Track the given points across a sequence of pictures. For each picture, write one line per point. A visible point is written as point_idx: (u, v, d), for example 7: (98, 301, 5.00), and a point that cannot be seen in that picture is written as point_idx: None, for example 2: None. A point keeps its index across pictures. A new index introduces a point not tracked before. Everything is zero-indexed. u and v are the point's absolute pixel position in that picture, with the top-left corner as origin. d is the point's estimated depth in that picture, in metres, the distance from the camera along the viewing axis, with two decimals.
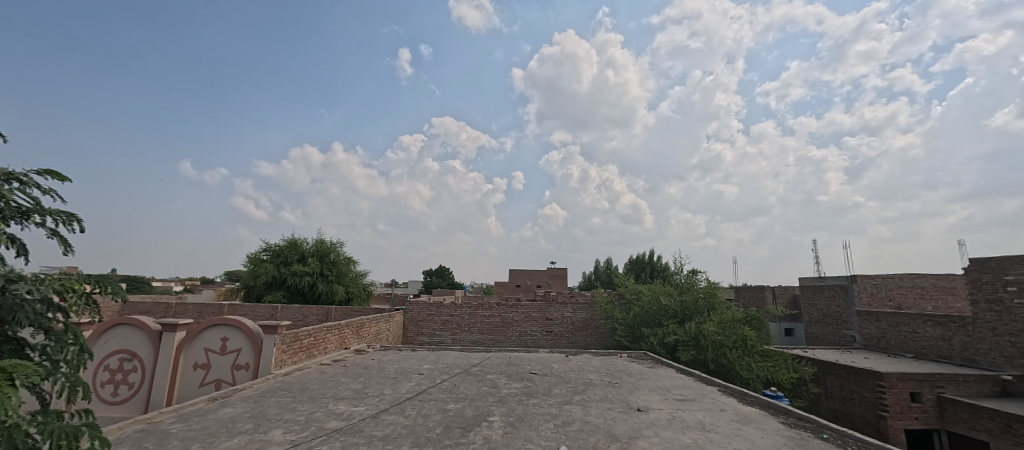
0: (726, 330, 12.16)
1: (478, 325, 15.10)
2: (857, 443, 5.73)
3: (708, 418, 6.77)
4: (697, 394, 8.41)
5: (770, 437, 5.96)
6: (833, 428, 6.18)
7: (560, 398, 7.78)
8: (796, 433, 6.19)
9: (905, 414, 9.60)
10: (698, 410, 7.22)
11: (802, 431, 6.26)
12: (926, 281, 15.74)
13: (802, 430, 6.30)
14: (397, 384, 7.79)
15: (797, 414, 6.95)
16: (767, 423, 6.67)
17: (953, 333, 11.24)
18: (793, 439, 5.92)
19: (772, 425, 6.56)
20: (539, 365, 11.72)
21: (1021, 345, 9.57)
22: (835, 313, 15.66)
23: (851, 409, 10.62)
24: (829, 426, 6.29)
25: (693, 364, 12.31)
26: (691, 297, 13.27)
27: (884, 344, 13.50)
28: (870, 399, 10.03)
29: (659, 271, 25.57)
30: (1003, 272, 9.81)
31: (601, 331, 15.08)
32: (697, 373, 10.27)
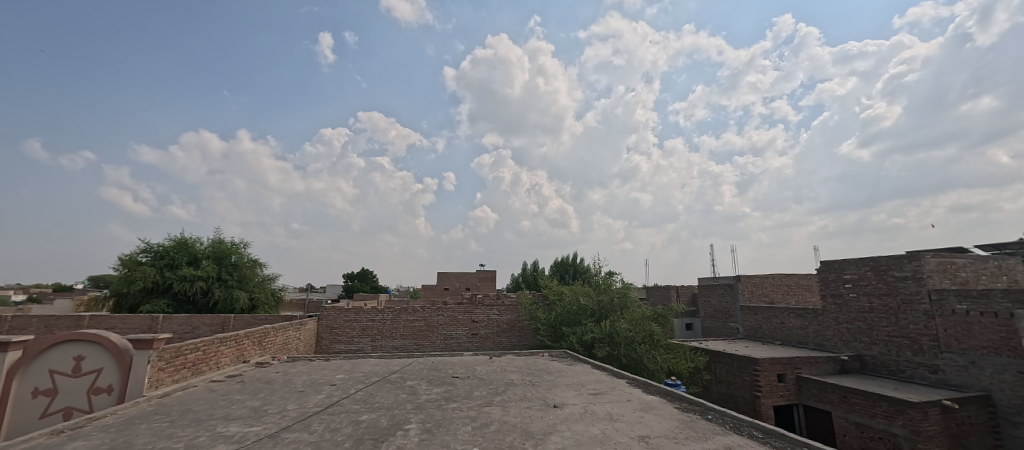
0: (636, 327, 13.12)
1: (401, 330, 14.50)
2: (733, 422, 6.53)
3: (615, 409, 7.22)
4: (608, 388, 8.91)
5: (666, 422, 6.52)
6: (715, 409, 6.98)
7: (480, 401, 7.75)
8: (687, 416, 6.86)
9: (774, 392, 11.16)
10: (606, 402, 7.66)
11: (690, 413, 6.97)
12: (793, 280, 18.47)
13: (691, 413, 7.01)
14: (303, 398, 7.16)
15: (688, 399, 7.73)
16: (664, 408, 7.32)
17: (808, 322, 13.33)
18: (683, 422, 6.55)
19: (668, 410, 7.21)
20: (461, 368, 11.67)
21: (853, 330, 11.65)
22: (725, 308, 17.74)
23: (734, 392, 12.07)
24: (713, 407, 7.10)
25: (608, 359, 13.08)
26: (607, 297, 14.09)
27: (760, 334, 15.55)
28: (748, 381, 11.49)
29: (582, 272, 26.81)
30: (843, 271, 11.94)
31: (525, 332, 15.40)
32: (609, 368, 10.92)
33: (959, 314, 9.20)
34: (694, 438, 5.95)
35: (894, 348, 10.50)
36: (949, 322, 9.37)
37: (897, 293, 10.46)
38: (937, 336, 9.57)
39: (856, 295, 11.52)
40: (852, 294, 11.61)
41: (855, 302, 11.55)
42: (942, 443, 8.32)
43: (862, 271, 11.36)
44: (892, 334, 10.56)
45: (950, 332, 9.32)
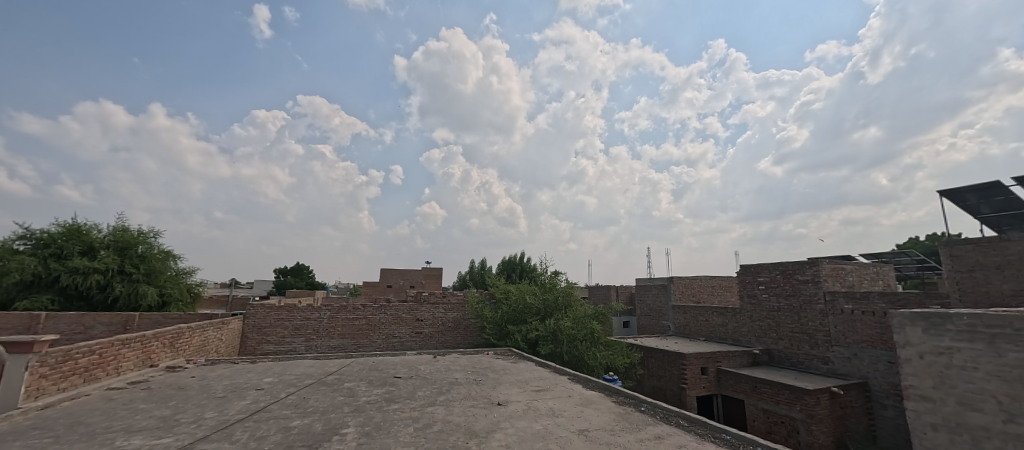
0: (579, 325, 13.45)
1: (339, 329, 13.72)
2: (663, 412, 6.98)
3: (557, 404, 7.32)
4: (551, 384, 9.03)
5: (604, 415, 6.74)
6: (648, 401, 7.38)
7: (423, 401, 7.51)
8: (622, 408, 7.18)
9: (698, 384, 11.99)
10: (549, 398, 7.75)
11: (625, 406, 7.31)
12: (718, 281, 19.96)
13: (626, 405, 7.34)
14: (224, 404, 6.49)
15: (623, 393, 8.08)
16: (603, 402, 7.55)
17: (727, 321, 14.50)
18: (618, 414, 6.84)
19: (606, 404, 7.46)
20: (399, 368, 11.25)
21: (764, 327, 12.90)
22: (659, 307, 18.75)
23: (664, 385, 12.79)
24: (646, 399, 7.51)
25: (551, 356, 13.31)
26: (552, 296, 14.30)
27: (688, 331, 16.55)
28: (676, 375, 12.22)
29: (528, 271, 27.08)
30: (758, 274, 13.30)
31: (471, 330, 15.23)
32: (552, 365, 11.12)
33: (846, 312, 10.74)
34: (628, 428, 6.25)
35: (795, 342, 11.96)
36: (839, 319, 10.89)
37: (800, 294, 11.88)
38: (829, 332, 11.07)
39: (768, 295, 12.86)
40: (765, 295, 12.96)
41: (765, 301, 12.91)
42: (831, 424, 9.59)
43: (773, 275, 12.75)
44: (795, 331, 12.00)
45: (839, 329, 10.83)
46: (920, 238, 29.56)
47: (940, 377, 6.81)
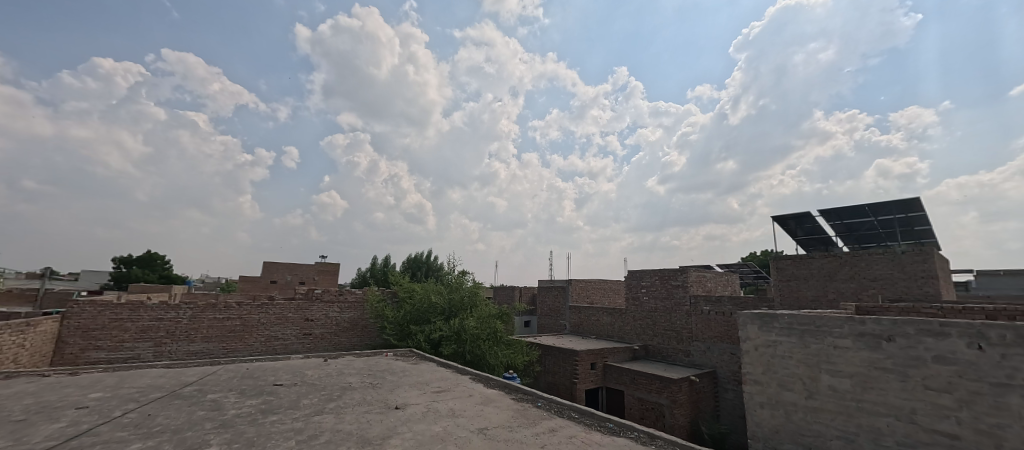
0: (483, 325, 13.27)
1: (204, 330, 11.62)
2: (557, 406, 7.27)
3: (458, 405, 6.98)
4: (453, 385, 8.64)
5: (503, 413, 6.62)
6: (545, 397, 7.60)
7: (308, 410, 6.56)
8: (521, 405, 7.22)
9: (587, 378, 12.65)
10: (450, 399, 7.38)
11: (524, 402, 7.37)
12: (610, 284, 21.52)
13: (524, 402, 7.43)
14: (23, 430, 4.86)
15: (523, 390, 8.08)
16: (503, 400, 7.42)
17: (615, 320, 15.69)
18: (517, 411, 6.82)
19: (505, 401, 7.35)
20: (270, 375, 9.70)
21: (645, 324, 14.36)
22: (556, 307, 19.54)
23: (557, 381, 13.26)
24: (543, 395, 7.69)
25: (453, 356, 12.93)
26: (458, 295, 13.90)
27: (582, 330, 17.47)
28: (569, 371, 12.74)
29: (434, 270, 26.26)
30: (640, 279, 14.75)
31: (369, 331, 14.10)
32: (454, 365, 10.72)
33: (704, 312, 12.53)
34: (525, 423, 6.21)
35: (664, 338, 13.62)
36: (698, 318, 12.63)
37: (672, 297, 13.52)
38: (691, 329, 12.80)
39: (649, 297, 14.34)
40: (646, 297, 14.65)
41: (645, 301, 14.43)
42: (688, 407, 10.92)
43: (652, 280, 14.49)
44: (666, 328, 13.61)
45: (699, 326, 12.53)
46: (756, 253, 35.96)
47: (766, 364, 7.97)
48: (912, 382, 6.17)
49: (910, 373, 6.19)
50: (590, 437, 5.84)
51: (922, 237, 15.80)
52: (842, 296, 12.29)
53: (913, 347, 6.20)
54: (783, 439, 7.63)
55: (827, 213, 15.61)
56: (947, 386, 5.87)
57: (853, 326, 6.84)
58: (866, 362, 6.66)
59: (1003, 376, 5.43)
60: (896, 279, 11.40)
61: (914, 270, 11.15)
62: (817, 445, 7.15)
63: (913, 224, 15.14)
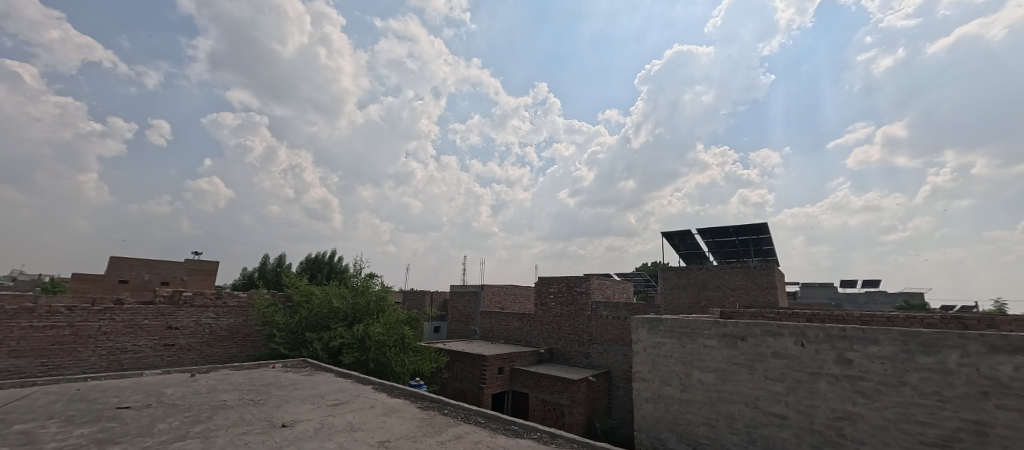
0: (390, 331, 12.26)
1: (11, 343, 8.75)
2: (464, 413, 6.76)
3: (357, 417, 6.13)
4: (351, 396, 7.69)
5: (407, 423, 5.95)
6: (452, 404, 7.07)
7: (166, 436, 5.19)
8: (426, 413, 6.59)
9: (494, 383, 12.34)
10: (348, 412, 6.47)
11: (429, 410, 6.77)
12: (521, 290, 21.70)
13: (430, 410, 6.82)
14: None
15: (429, 397, 7.46)
16: (407, 410, 6.75)
17: (524, 325, 15.72)
18: (423, 420, 6.18)
19: (410, 411, 6.68)
20: (111, 397, 7.61)
21: (551, 328, 14.61)
22: (467, 312, 19.09)
23: (465, 386, 12.78)
24: (450, 402, 7.16)
25: (353, 365, 11.75)
26: (364, 300, 12.70)
27: (491, 335, 17.24)
28: (476, 375, 12.33)
29: (338, 272, 24.00)
30: (549, 284, 14.99)
31: (251, 340, 12.13)
32: (355, 374, 9.61)
33: (603, 316, 13.12)
34: (431, 431, 5.64)
35: (567, 342, 13.97)
36: (598, 323, 13.20)
37: (577, 302, 13.94)
38: (591, 333, 13.34)
39: (555, 303, 14.62)
40: (553, 302, 14.67)
41: (551, 306, 14.70)
42: (586, 405, 11.22)
43: (559, 286, 14.56)
44: (569, 332, 13.99)
45: (600, 329, 13.09)
46: (647, 265, 39.52)
47: (652, 363, 8.41)
48: (757, 373, 6.97)
49: (756, 366, 7.00)
50: (495, 441, 5.45)
51: (770, 257, 18.40)
52: (712, 303, 13.77)
53: (758, 345, 7.02)
54: (663, 429, 8.03)
55: (704, 230, 17.50)
56: (780, 376, 6.74)
57: (718, 328, 7.52)
58: (726, 359, 7.36)
59: (817, 367, 6.41)
60: (750, 288, 13.12)
61: (761, 281, 12.97)
62: (688, 432, 7.65)
63: (763, 244, 17.57)
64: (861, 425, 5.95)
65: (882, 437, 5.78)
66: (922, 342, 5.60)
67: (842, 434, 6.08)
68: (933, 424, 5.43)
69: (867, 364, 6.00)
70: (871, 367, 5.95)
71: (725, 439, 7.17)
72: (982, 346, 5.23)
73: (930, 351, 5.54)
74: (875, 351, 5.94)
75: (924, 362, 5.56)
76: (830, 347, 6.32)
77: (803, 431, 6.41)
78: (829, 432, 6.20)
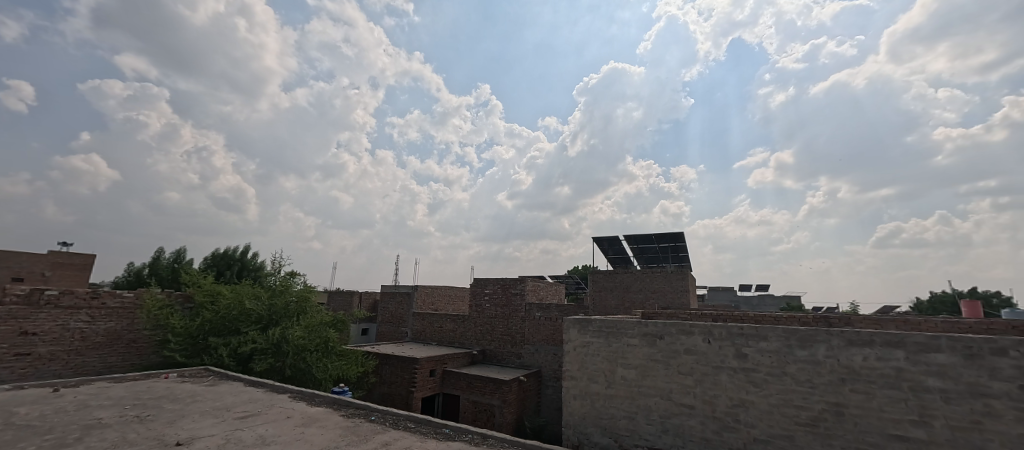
0: (311, 334, 11.66)
1: None
2: (393, 418, 6.73)
3: (270, 430, 5.81)
4: (265, 406, 7.23)
5: (329, 433, 5.78)
6: (380, 410, 6.98)
7: None
8: (351, 421, 6.43)
9: (425, 386, 12.21)
10: (260, 424, 6.09)
11: (355, 418, 6.61)
12: (455, 291, 21.63)
13: (355, 417, 6.67)
14: None
15: (355, 404, 7.31)
16: (330, 419, 6.53)
17: (458, 326, 15.75)
18: (347, 428, 6.04)
19: (332, 419, 6.46)
20: None
21: (485, 330, 14.81)
22: (398, 314, 18.64)
23: (393, 391, 12.52)
24: (377, 408, 7.05)
25: (267, 372, 11.04)
26: (281, 301, 11.76)
27: (423, 337, 17.03)
28: (406, 379, 12.13)
29: (249, 269, 22.11)
30: (484, 286, 15.18)
31: (136, 347, 10.50)
32: (268, 383, 9.01)
33: (536, 318, 13.59)
34: (356, 441, 5.51)
35: (500, 342, 14.27)
36: (531, 324, 13.66)
37: (511, 304, 14.29)
38: (523, 334, 13.77)
39: (490, 304, 14.84)
40: (487, 304, 14.89)
41: (486, 308, 14.91)
42: (516, 404, 11.53)
43: (494, 288, 14.82)
44: (503, 333, 14.30)
45: (532, 330, 13.56)
46: (578, 268, 41.33)
47: (581, 361, 8.93)
48: (672, 368, 7.72)
49: (671, 362, 7.75)
50: (425, 446, 5.53)
51: (686, 262, 20.22)
52: (635, 304, 14.88)
53: (674, 343, 7.77)
54: (588, 423, 8.55)
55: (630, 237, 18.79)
56: (690, 370, 7.53)
57: (641, 328, 8.21)
58: (646, 356, 8.05)
59: (720, 361, 7.27)
60: (667, 291, 14.39)
61: (677, 285, 14.30)
62: (611, 425, 8.24)
63: (680, 251, 19.26)
64: (752, 411, 6.87)
65: (768, 420, 6.72)
66: (800, 338, 6.64)
67: (737, 419, 6.96)
68: (805, 407, 6.46)
69: (758, 358, 6.93)
70: (762, 360, 6.90)
71: (643, 430, 7.84)
72: (841, 340, 6.35)
73: (805, 345, 6.59)
74: (765, 346, 6.90)
75: (801, 355, 6.59)
76: (730, 343, 7.21)
77: (707, 418, 7.23)
78: (727, 418, 7.06)
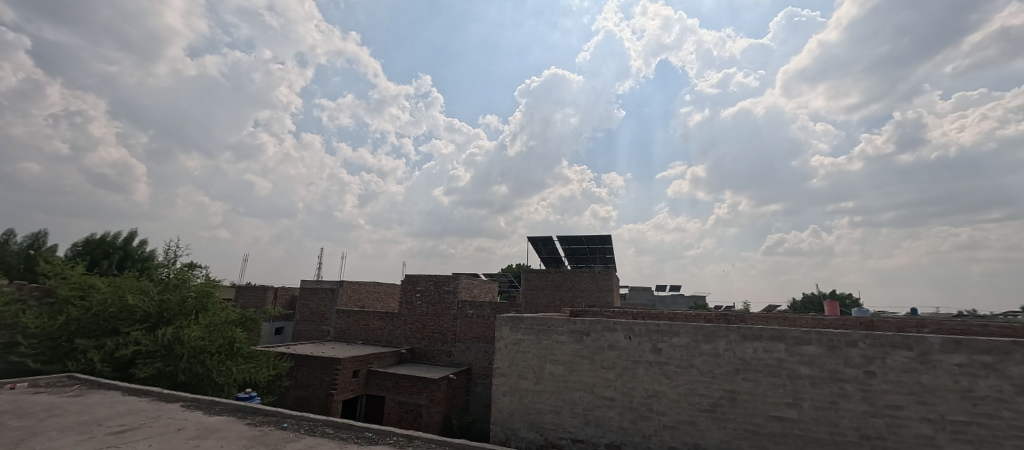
0: (213, 335, 10.61)
1: None
2: (308, 424, 6.56)
3: (154, 445, 5.39)
4: (148, 418, 6.62)
5: (230, 444, 5.54)
6: (293, 416, 6.78)
7: None
8: (258, 430, 6.19)
9: (346, 388, 11.82)
10: (142, 439, 5.60)
11: (263, 426, 6.37)
12: (384, 287, 21.00)
13: (265, 426, 6.43)
14: None
15: (264, 411, 7.06)
16: (230, 429, 6.25)
17: (386, 324, 15.42)
18: (252, 438, 5.81)
19: (235, 430, 6.18)
20: None
21: (415, 328, 14.68)
22: (320, 311, 17.72)
23: (310, 394, 11.96)
24: (290, 414, 6.85)
25: (154, 378, 9.87)
26: (176, 296, 10.62)
27: (347, 336, 16.42)
28: (326, 381, 11.65)
29: (133, 258, 19.52)
30: (416, 283, 15.03)
31: None
32: (153, 391, 8.21)
33: (468, 316, 13.78)
34: None
35: (431, 341, 14.26)
36: (462, 322, 13.82)
37: (444, 301, 14.33)
38: (455, 332, 13.88)
39: (421, 301, 14.74)
40: (418, 301, 14.77)
41: (417, 305, 14.78)
42: (444, 403, 11.62)
43: (426, 285, 14.74)
44: (434, 332, 14.29)
45: (463, 328, 13.73)
46: (511, 266, 42.15)
47: (511, 358, 9.27)
48: (596, 363, 8.36)
49: (595, 357, 8.39)
50: None
51: (611, 264, 21.63)
52: (563, 303, 15.67)
53: (599, 339, 8.42)
54: (516, 419, 8.92)
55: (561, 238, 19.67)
56: (612, 365, 8.21)
57: (570, 325, 8.76)
58: (574, 352, 8.61)
59: (638, 356, 8.02)
60: (593, 290, 15.35)
61: (603, 284, 15.31)
62: (538, 420, 8.69)
63: (606, 253, 20.55)
64: (663, 400, 7.68)
65: (676, 408, 7.56)
66: (705, 333, 7.57)
67: (651, 408, 7.74)
68: (706, 395, 7.38)
69: (670, 352, 7.78)
70: (674, 354, 7.74)
71: (567, 423, 8.39)
72: (738, 335, 7.36)
73: (710, 339, 7.52)
74: (676, 341, 7.77)
75: (706, 348, 7.51)
76: (648, 339, 7.99)
77: (625, 409, 7.94)
78: (642, 408, 7.81)
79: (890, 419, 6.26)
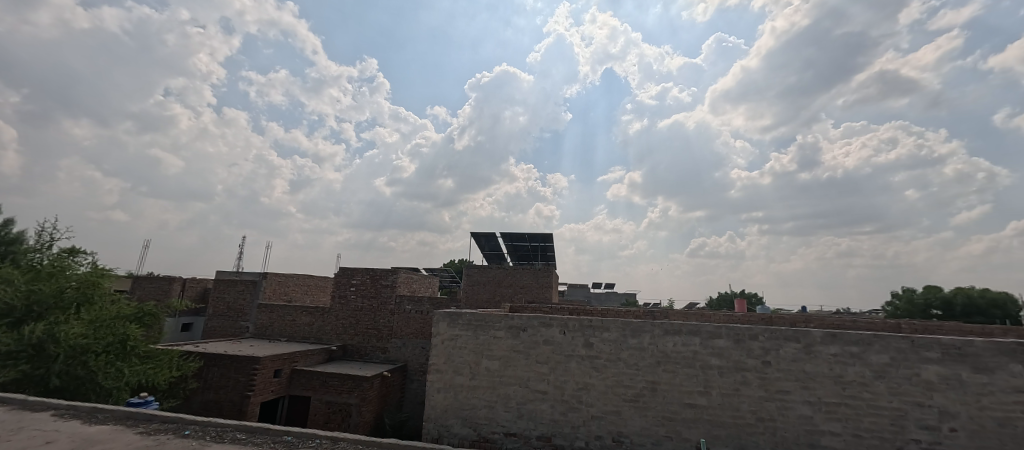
0: (99, 332, 9.28)
1: None
2: (215, 430, 6.14)
3: None
4: (6, 431, 5.77)
5: None
6: (197, 422, 6.30)
7: None
8: (153, 440, 5.71)
9: (265, 389, 11.08)
10: None
11: (160, 435, 5.87)
12: (313, 281, 19.87)
13: (161, 434, 5.92)
14: None
15: (160, 418, 6.49)
16: (118, 439, 5.68)
17: (315, 320, 14.67)
18: None
19: (123, 440, 5.64)
20: None
21: (348, 324, 14.16)
22: (238, 306, 16.38)
23: (222, 397, 11.04)
24: (194, 420, 6.36)
25: (21, 382, 8.64)
26: (50, 287, 9.21)
27: (270, 332, 15.39)
28: (242, 382, 10.83)
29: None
30: (351, 276, 14.46)
31: None
32: (14, 399, 7.16)
33: (406, 311, 13.53)
34: None
35: (364, 337, 13.84)
36: (399, 317, 13.55)
37: (381, 296, 13.95)
38: (391, 327, 13.58)
39: (356, 296, 14.24)
40: (353, 296, 14.25)
41: (352, 299, 14.25)
42: (375, 402, 11.33)
43: (362, 279, 14.25)
44: (368, 328, 13.88)
45: (400, 324, 13.47)
46: (451, 262, 41.77)
47: (447, 355, 9.29)
48: (531, 358, 8.66)
49: (531, 352, 8.69)
50: None
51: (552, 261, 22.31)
52: (503, 298, 15.93)
53: (535, 334, 8.73)
54: (449, 415, 8.97)
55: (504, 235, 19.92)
56: (546, 359, 8.55)
57: (508, 321, 8.99)
58: (510, 348, 8.84)
59: (571, 350, 8.44)
60: (533, 286, 15.77)
61: (543, 280, 15.79)
62: (471, 416, 8.81)
63: (547, 251, 21.14)
64: (592, 392, 8.15)
65: (603, 400, 8.06)
66: (632, 328, 8.16)
67: (580, 400, 8.18)
68: (631, 386, 7.96)
69: (601, 346, 8.27)
70: (604, 348, 8.25)
71: (500, 417, 8.60)
72: (660, 330, 8.03)
73: (636, 334, 8.12)
74: (606, 336, 8.28)
75: (632, 342, 8.10)
76: (580, 334, 8.43)
77: (556, 401, 8.32)
78: (573, 400, 8.24)
79: (780, 403, 7.19)
